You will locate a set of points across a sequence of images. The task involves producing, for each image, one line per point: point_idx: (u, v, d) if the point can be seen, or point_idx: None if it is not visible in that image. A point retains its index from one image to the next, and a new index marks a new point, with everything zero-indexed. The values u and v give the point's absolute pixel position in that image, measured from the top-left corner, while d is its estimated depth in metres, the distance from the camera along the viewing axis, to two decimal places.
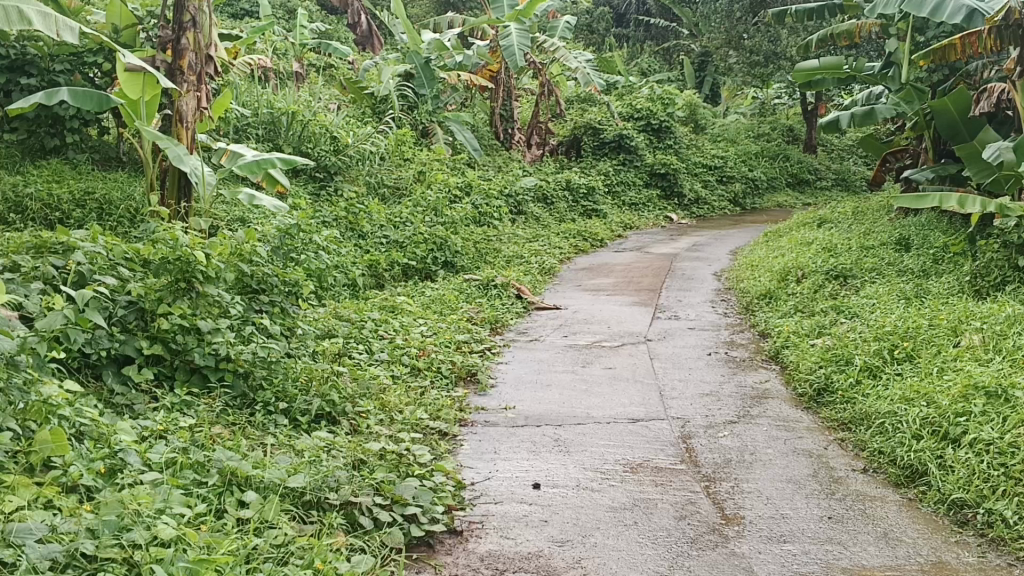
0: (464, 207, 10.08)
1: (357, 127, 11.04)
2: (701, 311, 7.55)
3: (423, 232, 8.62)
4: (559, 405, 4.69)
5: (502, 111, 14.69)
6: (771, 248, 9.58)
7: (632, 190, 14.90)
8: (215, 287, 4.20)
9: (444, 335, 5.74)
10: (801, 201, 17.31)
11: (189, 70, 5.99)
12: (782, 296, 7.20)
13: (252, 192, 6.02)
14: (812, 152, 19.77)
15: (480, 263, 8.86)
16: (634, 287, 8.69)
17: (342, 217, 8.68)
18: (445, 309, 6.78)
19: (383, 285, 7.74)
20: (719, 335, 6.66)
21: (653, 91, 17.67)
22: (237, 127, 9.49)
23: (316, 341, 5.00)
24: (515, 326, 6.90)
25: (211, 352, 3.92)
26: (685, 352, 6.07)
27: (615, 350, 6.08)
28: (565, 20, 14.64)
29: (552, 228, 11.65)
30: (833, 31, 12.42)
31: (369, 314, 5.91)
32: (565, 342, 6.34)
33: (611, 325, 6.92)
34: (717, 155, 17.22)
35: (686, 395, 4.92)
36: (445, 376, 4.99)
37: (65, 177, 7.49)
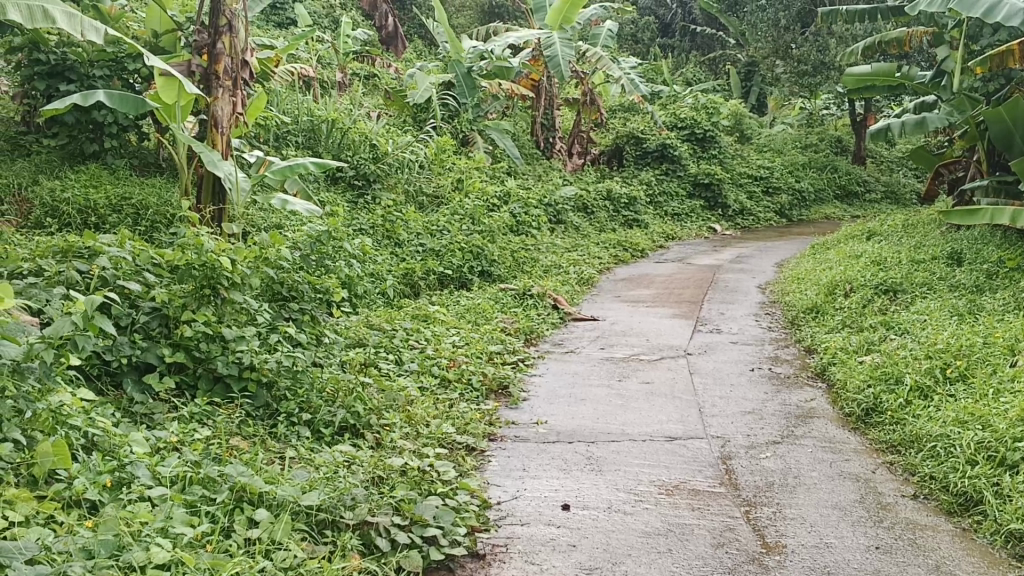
0: (503, 216, 9.97)
1: (397, 135, 10.99)
2: (744, 324, 7.33)
3: (460, 241, 8.51)
4: (592, 421, 4.52)
5: (544, 120, 14.57)
6: (818, 260, 9.32)
7: (675, 201, 14.69)
8: (241, 294, 4.10)
9: (476, 346, 5.60)
10: (849, 213, 16.95)
11: (225, 75, 5.92)
12: (828, 310, 6.96)
13: (285, 197, 5.92)
14: (860, 163, 19.38)
15: (517, 272, 8.72)
16: (675, 299, 8.50)
17: (379, 225, 8.60)
18: (480, 318, 6.65)
19: (418, 293, 7.64)
20: (762, 350, 6.45)
21: (697, 101, 17.44)
22: (276, 134, 9.47)
23: (344, 350, 4.89)
24: (551, 337, 6.75)
25: (234, 361, 3.81)
26: (726, 367, 5.87)
27: (654, 364, 5.89)
28: (608, 28, 14.50)
29: (592, 238, 11.50)
30: (883, 40, 12.13)
31: (401, 323, 5.79)
32: (602, 355, 6.17)
33: (650, 338, 6.74)
34: (763, 166, 16.94)
35: (726, 413, 4.72)
36: (476, 389, 4.85)
37: (103, 182, 7.50)
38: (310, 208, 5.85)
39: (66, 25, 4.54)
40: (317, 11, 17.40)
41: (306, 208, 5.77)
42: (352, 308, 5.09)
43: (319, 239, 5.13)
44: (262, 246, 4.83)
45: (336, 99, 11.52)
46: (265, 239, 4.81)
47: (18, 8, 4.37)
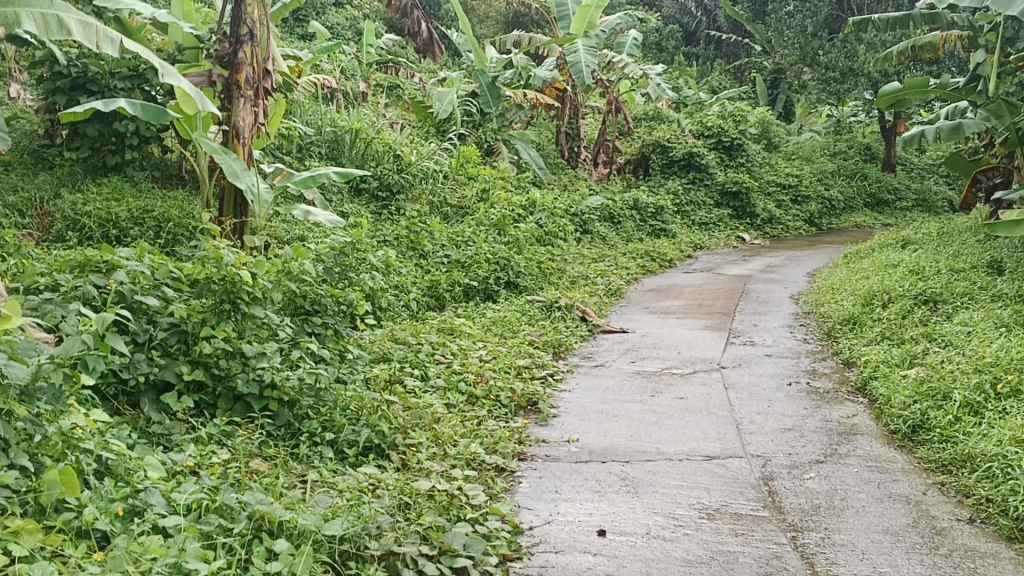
0: (529, 226, 9.82)
1: (421, 145, 10.88)
2: (778, 336, 7.12)
3: (486, 252, 8.37)
4: (626, 439, 4.35)
5: (569, 129, 14.44)
6: (852, 270, 9.09)
7: (703, 210, 14.50)
8: (262, 309, 3.98)
9: (504, 360, 5.44)
10: (880, 221, 16.66)
11: (246, 85, 5.82)
12: (866, 322, 6.75)
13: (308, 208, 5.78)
14: (891, 170, 19.07)
15: (544, 284, 8.57)
16: (705, 310, 8.30)
17: (403, 236, 8.48)
18: (507, 332, 6.50)
19: (443, 306, 7.50)
20: (798, 363, 6.25)
21: (724, 108, 17.23)
22: (300, 145, 9.39)
23: (369, 365, 4.75)
24: (579, 350, 6.58)
25: (255, 379, 3.67)
26: (762, 381, 5.67)
27: (687, 379, 5.71)
28: (633, 36, 14.35)
29: (619, 248, 11.32)
30: (915, 45, 11.91)
31: (427, 337, 5.65)
32: (633, 369, 5.99)
33: (681, 351, 6.55)
34: (791, 174, 16.69)
35: (765, 431, 4.53)
36: (504, 405, 4.68)
37: (125, 195, 7.43)
38: (332, 219, 5.72)
39: (80, 35, 4.46)
40: (340, 23, 17.37)
41: (328, 219, 5.64)
42: (376, 322, 4.95)
43: (342, 251, 5.00)
44: (284, 259, 4.70)
45: (360, 110, 11.43)
46: (287, 251, 4.69)
47: (32, 19, 4.31)
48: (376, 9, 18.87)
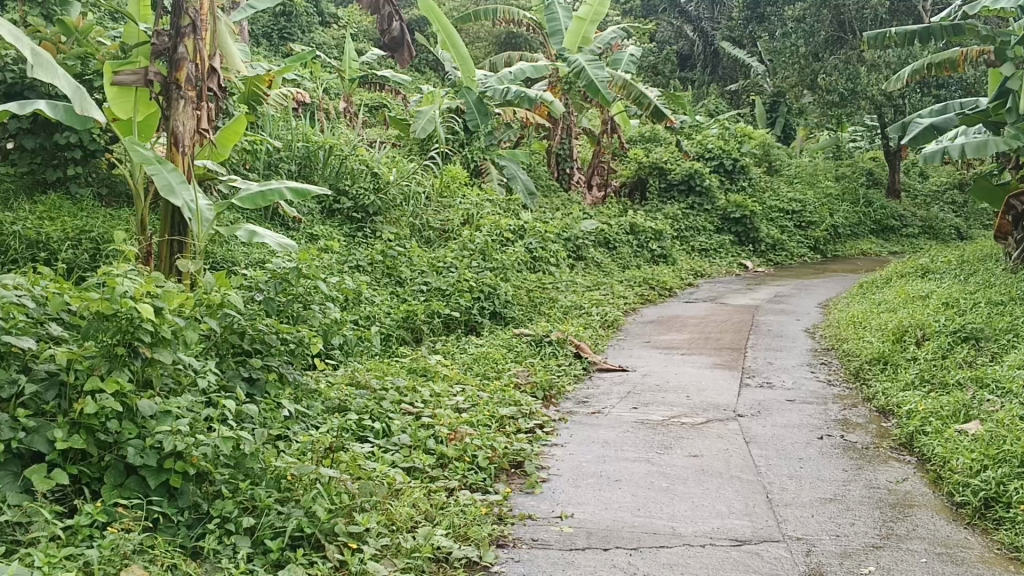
0: (517, 251, 9.02)
1: (401, 163, 10.04)
2: (799, 378, 6.30)
3: (469, 279, 7.53)
4: (632, 514, 3.49)
5: (561, 150, 13.69)
6: (874, 301, 8.30)
7: (702, 236, 13.71)
8: (171, 352, 3.13)
9: (484, 409, 4.59)
10: (886, 249, 15.92)
11: (187, 84, 4.97)
12: (899, 362, 5.95)
13: (253, 229, 4.90)
14: (895, 197, 18.35)
15: (533, 315, 7.75)
16: (713, 345, 7.47)
17: (378, 261, 7.67)
18: (491, 371, 5.67)
19: (420, 340, 6.67)
20: (826, 410, 5.43)
21: (724, 130, 16.51)
22: (268, 161, 8.55)
23: (316, 422, 3.91)
24: (572, 393, 5.73)
25: (152, 447, 2.83)
26: (788, 435, 4.84)
27: (700, 430, 4.86)
28: (630, 53, 13.76)
29: (615, 275, 10.51)
30: (932, 61, 11.20)
31: (394, 379, 4.81)
32: (636, 417, 5.14)
33: (689, 394, 5.71)
34: (795, 200, 15.94)
35: (803, 503, 3.70)
36: (481, 469, 3.83)
37: (62, 213, 6.59)
38: (281, 243, 4.90)
39: None
40: (324, 41, 16.64)
41: (280, 245, 4.82)
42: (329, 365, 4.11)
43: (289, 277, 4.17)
44: (208, 290, 3.89)
45: (336, 126, 10.61)
46: (211, 279, 3.87)
47: None
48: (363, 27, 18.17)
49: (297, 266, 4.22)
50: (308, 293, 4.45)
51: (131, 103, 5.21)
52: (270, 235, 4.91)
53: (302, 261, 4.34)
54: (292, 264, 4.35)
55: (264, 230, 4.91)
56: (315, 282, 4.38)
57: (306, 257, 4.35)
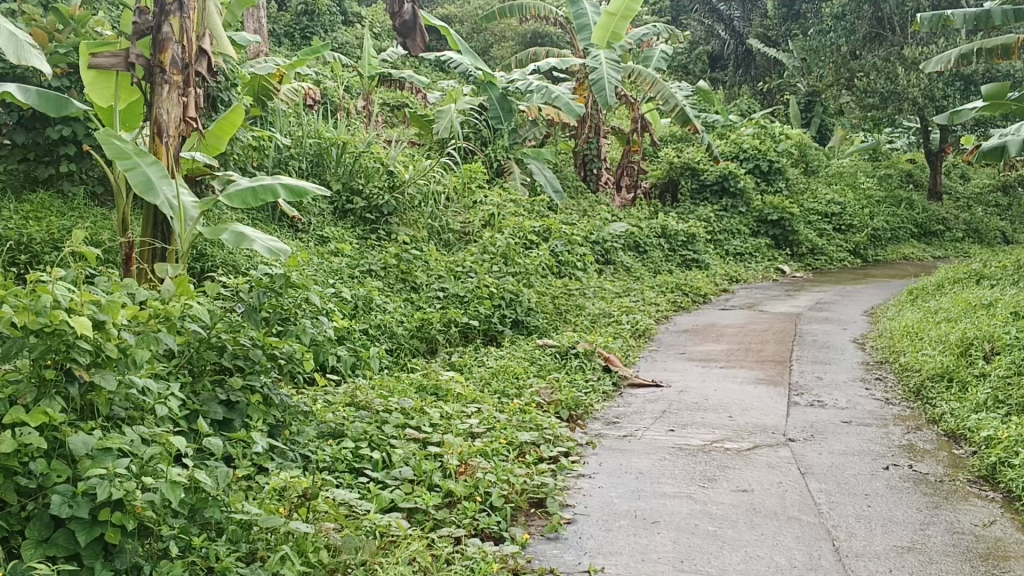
0: (542, 254, 8.46)
1: (418, 161, 9.49)
2: (853, 396, 5.70)
3: (490, 284, 6.97)
4: (675, 569, 2.91)
5: (588, 150, 13.10)
6: (929, 308, 7.67)
7: (737, 239, 13.08)
8: (117, 377, 2.61)
9: (501, 434, 4.03)
10: (929, 254, 15.22)
11: (172, 68, 4.46)
12: (966, 379, 5.34)
13: (239, 231, 4.35)
14: (937, 200, 17.62)
15: (559, 323, 7.18)
16: (753, 357, 6.87)
17: (392, 264, 7.13)
18: (510, 387, 5.12)
19: (435, 352, 6.15)
20: (887, 434, 4.84)
21: (759, 129, 15.85)
22: (277, 158, 8.02)
23: (302, 457, 3.36)
24: (602, 412, 5.16)
25: (86, 493, 2.29)
26: (848, 465, 4.25)
27: (747, 459, 4.28)
28: (662, 50, 13.19)
29: (646, 280, 9.94)
30: (985, 49, 10.45)
31: (400, 399, 4.26)
32: (674, 442, 4.57)
33: (732, 415, 5.13)
34: (834, 202, 15.30)
35: (879, 555, 3.12)
36: (495, 509, 3.26)
37: (49, 213, 6.09)
38: (272, 248, 4.35)
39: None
40: (347, 40, 16.18)
41: (271, 250, 4.30)
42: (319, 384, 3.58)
43: (274, 286, 3.64)
44: (176, 297, 3.40)
45: (352, 124, 10.08)
46: (171, 285, 3.38)
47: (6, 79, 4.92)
48: (387, 29, 17.76)
49: (284, 273, 3.68)
50: (299, 304, 3.92)
51: (111, 90, 4.81)
52: (261, 239, 4.38)
53: (289, 267, 3.81)
54: (280, 270, 3.83)
55: (253, 234, 4.37)
56: (302, 289, 3.80)
57: (295, 261, 3.78)
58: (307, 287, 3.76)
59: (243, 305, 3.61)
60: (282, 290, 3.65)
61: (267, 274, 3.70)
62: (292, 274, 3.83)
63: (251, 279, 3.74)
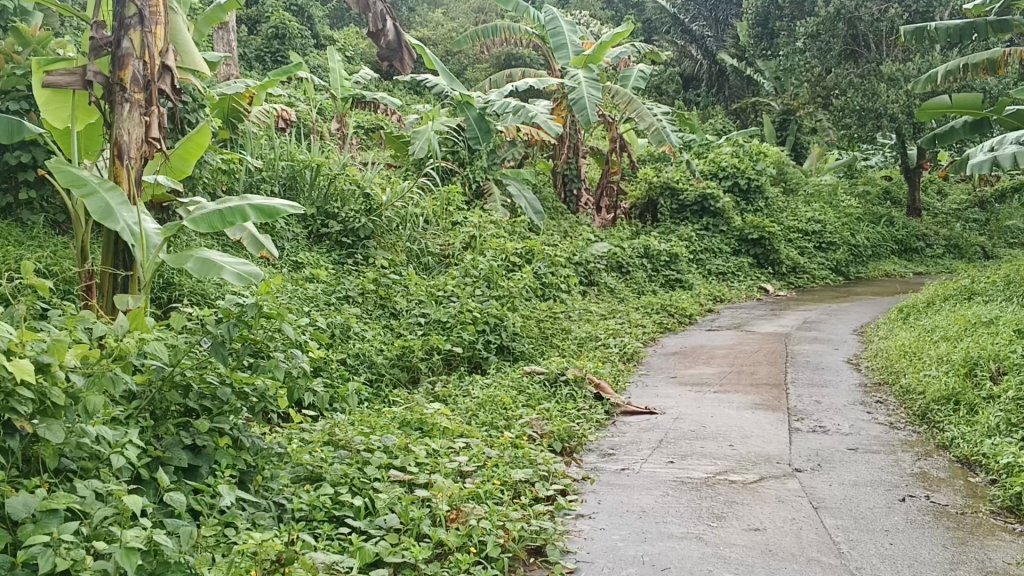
0: (525, 276, 8.19)
1: (395, 182, 9.21)
2: (856, 420, 5.46)
3: (473, 309, 6.69)
4: None
5: (567, 170, 12.87)
6: (924, 326, 7.47)
7: (720, 258, 12.90)
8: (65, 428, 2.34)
9: (493, 473, 3.74)
10: (911, 270, 15.13)
11: (134, 85, 4.17)
12: (975, 401, 5.11)
13: (205, 260, 4.05)
14: (916, 216, 17.57)
15: (545, 348, 6.91)
16: (747, 380, 6.62)
17: (370, 290, 6.83)
18: (499, 419, 4.84)
19: (417, 381, 5.86)
20: (897, 462, 4.60)
21: (737, 147, 15.72)
22: (249, 182, 7.72)
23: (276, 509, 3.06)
24: (596, 443, 4.88)
25: (26, 564, 2.02)
26: (861, 497, 4.00)
27: (754, 493, 4.02)
28: (640, 69, 13.04)
29: (630, 301, 9.70)
30: (970, 63, 10.33)
31: (383, 436, 3.96)
32: (675, 475, 4.30)
33: (732, 444, 4.87)
34: (814, 219, 15.18)
35: None
36: (491, 561, 2.97)
37: (6, 242, 5.75)
38: (243, 275, 4.06)
39: None
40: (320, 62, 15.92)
41: (240, 277, 4.01)
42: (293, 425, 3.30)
43: (245, 318, 3.35)
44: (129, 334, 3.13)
45: (326, 147, 9.80)
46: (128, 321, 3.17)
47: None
48: (361, 51, 17.54)
49: (256, 304, 3.40)
50: (271, 338, 3.62)
51: (68, 111, 4.50)
52: (230, 265, 4.09)
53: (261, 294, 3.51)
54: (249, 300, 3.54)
55: (220, 259, 4.08)
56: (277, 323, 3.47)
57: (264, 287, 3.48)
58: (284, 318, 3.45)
59: (208, 338, 3.32)
60: (254, 322, 3.37)
61: (234, 304, 3.43)
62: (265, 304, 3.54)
63: (219, 311, 3.44)
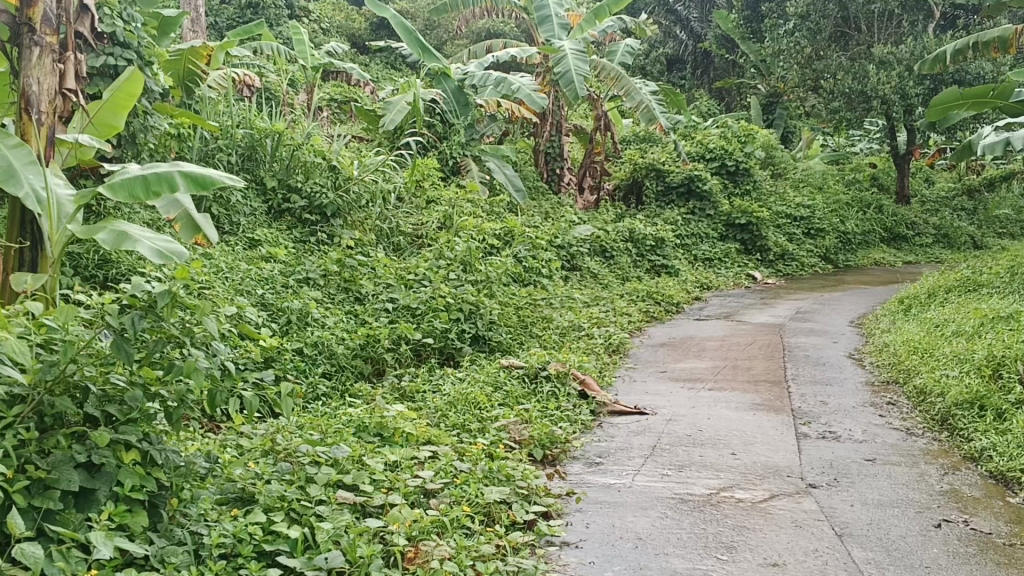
0: (503, 259, 7.56)
1: (364, 155, 8.55)
2: (869, 425, 4.91)
3: (446, 295, 6.09)
4: None
5: (549, 148, 12.25)
6: (932, 320, 6.94)
7: (706, 243, 12.34)
8: None
9: (463, 495, 3.16)
10: (900, 259, 14.63)
11: (44, 27, 3.52)
12: (1003, 408, 4.59)
13: (117, 242, 3.34)
14: (905, 203, 17.06)
15: (525, 338, 6.32)
16: (744, 376, 6.07)
17: (333, 272, 6.20)
18: (472, 421, 4.26)
19: (382, 375, 5.27)
20: (923, 476, 4.06)
21: (724, 130, 15.12)
22: (202, 152, 7.04)
23: (188, 555, 2.48)
24: (580, 450, 4.30)
25: None
26: (890, 522, 3.45)
27: (766, 516, 3.46)
28: (627, 44, 12.43)
29: (614, 288, 9.13)
30: (980, 41, 9.83)
31: (336, 446, 3.36)
32: (673, 491, 3.73)
33: (735, 452, 4.31)
34: (803, 205, 14.64)
35: None
36: None
37: None
38: (166, 252, 3.34)
39: None
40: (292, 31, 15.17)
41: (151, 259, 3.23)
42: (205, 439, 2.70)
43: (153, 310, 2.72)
44: None
45: (291, 115, 9.12)
46: None
47: None
48: (336, 23, 16.79)
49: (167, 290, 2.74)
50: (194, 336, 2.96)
51: None
52: (150, 239, 3.39)
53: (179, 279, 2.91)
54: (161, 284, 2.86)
55: (137, 233, 3.36)
56: (200, 318, 2.79)
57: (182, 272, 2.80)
58: (202, 312, 2.80)
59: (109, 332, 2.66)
60: (164, 314, 2.73)
61: (143, 291, 2.77)
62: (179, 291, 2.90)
63: (123, 298, 2.79)
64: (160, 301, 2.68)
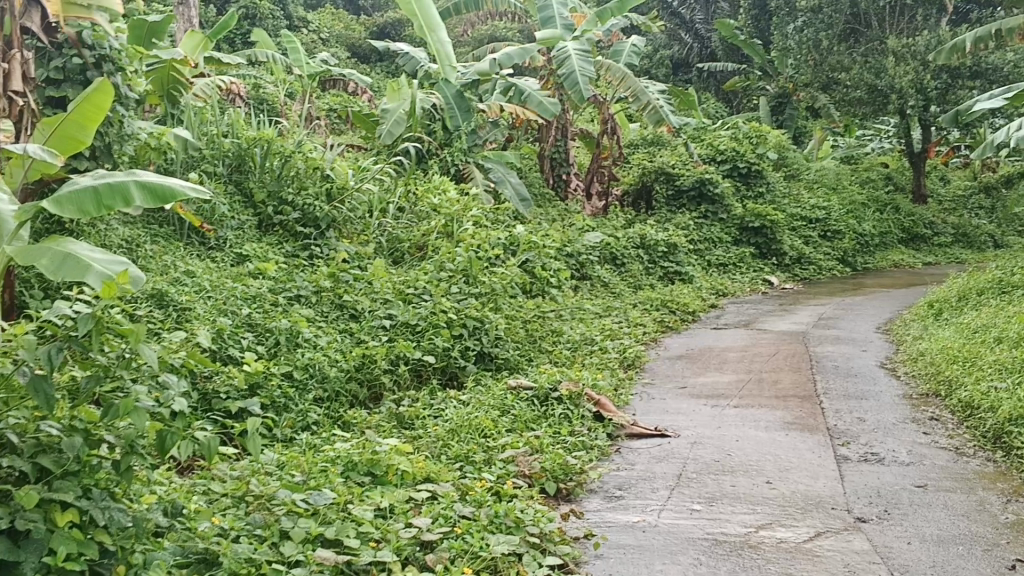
0: (509, 270, 7.14)
1: (361, 164, 8.15)
2: (914, 445, 4.47)
3: (448, 310, 5.67)
4: None
5: (554, 153, 11.85)
6: (969, 325, 6.48)
7: (719, 248, 11.90)
8: None
9: (466, 549, 2.73)
10: (920, 260, 14.17)
11: None
12: None
13: (61, 270, 2.98)
14: (923, 202, 16.57)
15: (534, 354, 5.90)
16: (770, 391, 5.63)
17: (326, 288, 5.76)
18: (477, 452, 3.85)
19: (379, 400, 4.84)
20: (983, 505, 3.61)
21: (735, 131, 14.68)
22: (186, 163, 6.67)
23: None
24: (598, 481, 3.86)
25: None
26: (955, 563, 3.02)
27: (814, 559, 3.02)
28: (632, 44, 12.02)
29: (626, 298, 8.71)
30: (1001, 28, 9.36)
31: (320, 491, 2.93)
32: (705, 530, 3.29)
33: (770, 481, 3.87)
34: (818, 206, 14.18)
35: None
36: None
37: None
38: (116, 273, 3.01)
39: None
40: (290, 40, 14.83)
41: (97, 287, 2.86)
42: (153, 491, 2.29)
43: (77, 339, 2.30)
44: None
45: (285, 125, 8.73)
46: None
47: None
48: (335, 33, 16.46)
49: (94, 313, 2.33)
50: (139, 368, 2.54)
51: None
52: (97, 263, 3.03)
53: (104, 300, 2.46)
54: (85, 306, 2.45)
55: (85, 258, 3.02)
56: (133, 343, 2.38)
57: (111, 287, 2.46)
58: (137, 337, 2.38)
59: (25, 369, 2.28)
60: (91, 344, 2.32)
61: (62, 316, 2.37)
62: (118, 319, 2.49)
63: (40, 326, 2.38)
64: (82, 328, 2.28)
